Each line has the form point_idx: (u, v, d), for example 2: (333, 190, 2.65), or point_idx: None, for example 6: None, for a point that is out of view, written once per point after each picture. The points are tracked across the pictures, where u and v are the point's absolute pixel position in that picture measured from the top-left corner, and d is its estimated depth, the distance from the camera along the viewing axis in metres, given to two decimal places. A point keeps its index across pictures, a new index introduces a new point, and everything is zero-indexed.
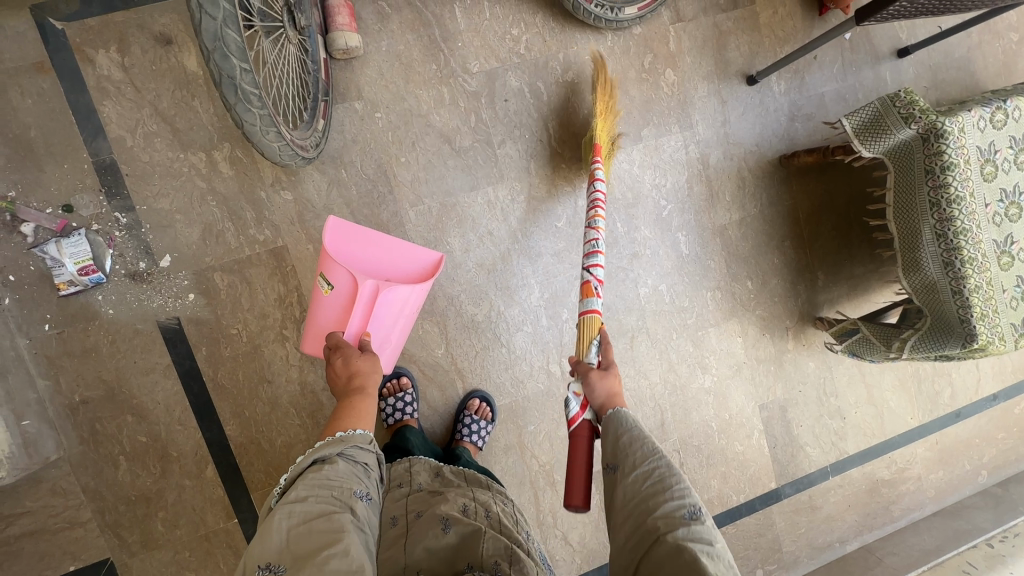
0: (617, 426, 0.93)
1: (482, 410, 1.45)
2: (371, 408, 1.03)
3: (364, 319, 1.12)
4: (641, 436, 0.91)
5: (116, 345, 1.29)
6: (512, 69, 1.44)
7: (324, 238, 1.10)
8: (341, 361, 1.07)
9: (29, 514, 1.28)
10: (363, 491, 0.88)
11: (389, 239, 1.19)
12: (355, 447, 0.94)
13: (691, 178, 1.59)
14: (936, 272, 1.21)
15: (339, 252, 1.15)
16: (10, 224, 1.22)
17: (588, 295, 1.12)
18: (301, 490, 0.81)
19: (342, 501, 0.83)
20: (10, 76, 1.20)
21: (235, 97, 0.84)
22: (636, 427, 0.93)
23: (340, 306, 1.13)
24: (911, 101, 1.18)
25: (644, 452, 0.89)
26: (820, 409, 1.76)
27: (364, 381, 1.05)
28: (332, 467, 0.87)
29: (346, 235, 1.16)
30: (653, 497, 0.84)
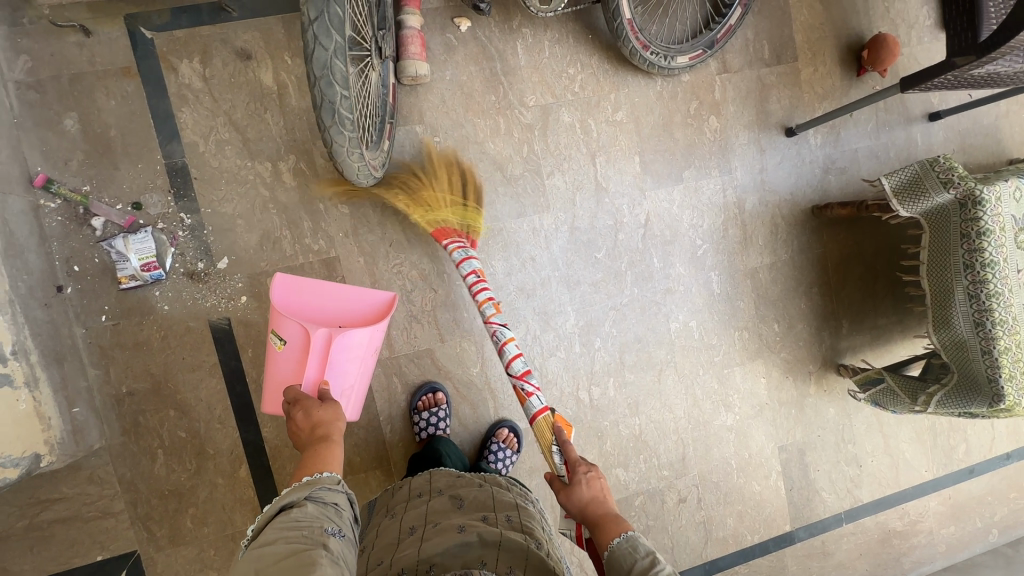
0: (618, 565, 0.89)
1: (509, 439, 1.48)
2: (338, 454, 1.07)
3: (321, 366, 1.16)
4: (643, 571, 0.86)
5: (167, 341, 1.32)
6: (566, 106, 1.51)
7: (272, 295, 1.14)
8: (302, 414, 1.10)
9: (64, 500, 1.30)
10: (335, 528, 0.90)
11: (335, 285, 1.22)
12: (324, 488, 0.97)
13: (726, 220, 1.64)
14: (966, 331, 1.26)
15: (290, 306, 1.19)
16: (81, 217, 1.26)
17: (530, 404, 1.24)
18: (269, 534, 0.84)
19: (313, 538, 0.85)
20: (97, 77, 1.26)
21: (331, 121, 0.90)
22: (629, 554, 0.90)
23: (295, 358, 1.17)
24: (950, 168, 1.24)
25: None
26: (837, 455, 1.79)
27: (327, 429, 1.10)
28: (299, 509, 0.90)
29: (293, 289, 1.19)
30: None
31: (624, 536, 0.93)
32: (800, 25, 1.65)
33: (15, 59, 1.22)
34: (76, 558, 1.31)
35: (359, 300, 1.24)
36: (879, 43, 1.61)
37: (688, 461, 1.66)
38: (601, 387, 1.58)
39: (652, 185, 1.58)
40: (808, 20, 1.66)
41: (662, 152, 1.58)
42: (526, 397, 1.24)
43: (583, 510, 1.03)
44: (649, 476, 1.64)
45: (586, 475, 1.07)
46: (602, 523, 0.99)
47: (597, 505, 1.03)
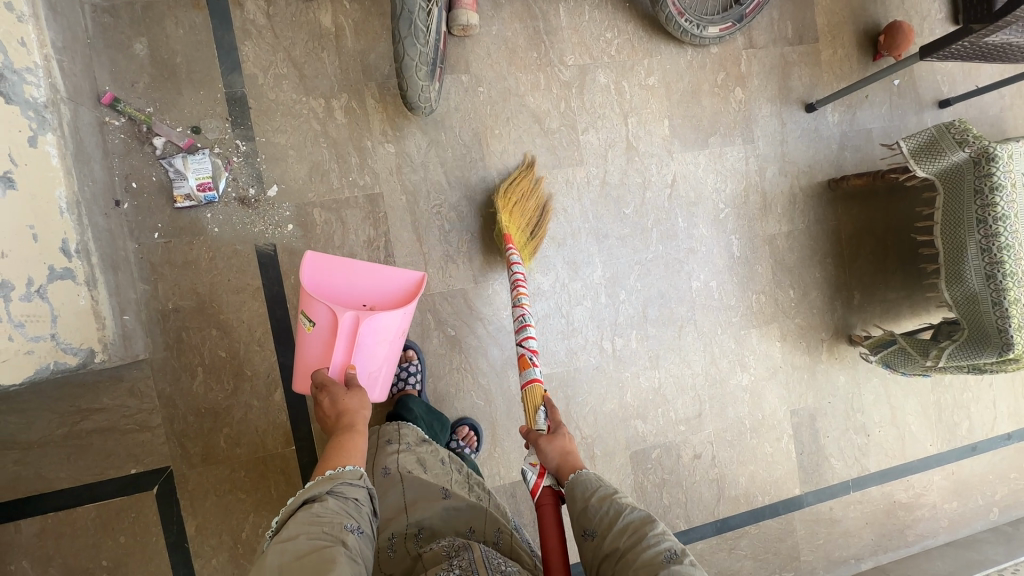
0: (582, 488, 1.00)
1: (469, 438, 1.49)
2: (361, 443, 1.08)
3: (349, 350, 1.18)
4: (608, 493, 0.99)
5: (215, 262, 1.37)
6: (602, 67, 1.60)
7: (301, 278, 1.16)
8: (329, 400, 1.13)
9: (104, 411, 1.32)
10: (355, 524, 0.89)
11: (364, 271, 1.24)
12: (347, 484, 0.95)
13: (748, 187, 1.72)
14: (977, 285, 1.33)
15: (320, 289, 1.22)
16: (142, 136, 1.32)
17: (525, 366, 1.25)
18: (292, 529, 0.83)
19: (333, 535, 0.84)
20: (168, 7, 1.33)
21: (406, 30, 1.04)
22: (598, 482, 1.01)
23: (324, 341, 1.19)
24: (965, 129, 1.33)
25: (615, 509, 0.97)
26: (846, 423, 1.84)
27: (352, 417, 1.11)
28: (322, 504, 0.89)
29: (323, 273, 1.22)
30: (633, 546, 0.90)
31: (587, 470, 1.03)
32: (821, 9, 1.76)
33: None
34: (110, 470, 1.33)
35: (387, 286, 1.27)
36: (894, 28, 1.72)
37: (703, 417, 1.71)
38: (624, 338, 1.64)
39: (680, 148, 1.66)
40: (829, 5, 1.76)
41: (690, 118, 1.67)
42: (529, 363, 1.24)
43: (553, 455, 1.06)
44: (665, 430, 1.68)
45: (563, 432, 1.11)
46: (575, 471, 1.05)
47: (571, 455, 1.07)
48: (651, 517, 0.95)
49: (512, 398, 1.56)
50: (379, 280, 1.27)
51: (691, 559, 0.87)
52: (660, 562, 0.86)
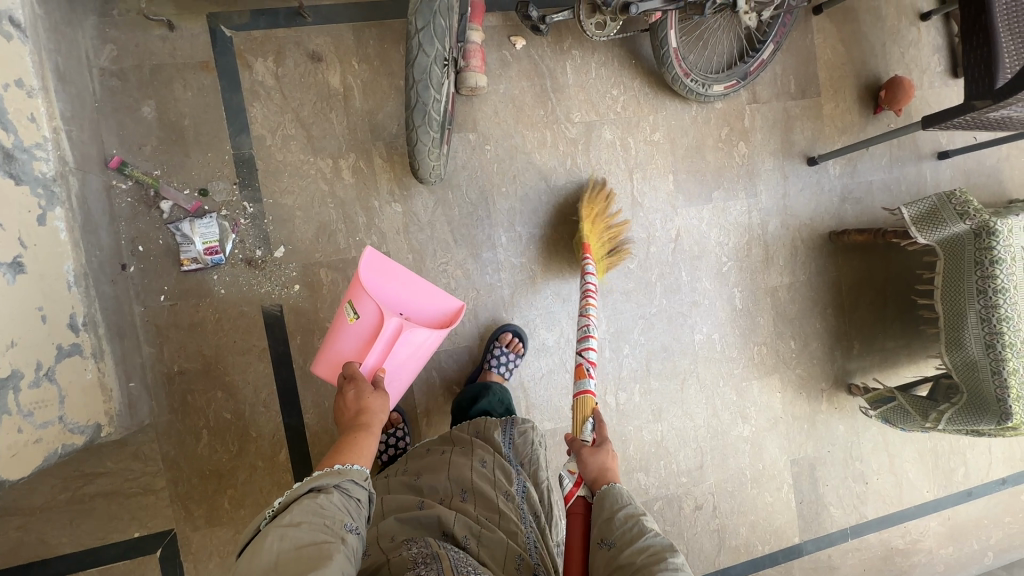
0: (611, 502, 0.98)
1: (514, 344, 1.50)
2: (372, 447, 1.03)
3: (382, 353, 1.19)
4: (635, 512, 0.96)
5: (221, 324, 1.37)
6: (608, 124, 1.61)
7: (358, 271, 1.17)
8: (354, 394, 1.11)
9: (107, 475, 1.32)
10: (354, 525, 0.85)
11: (414, 278, 1.26)
12: (352, 482, 0.92)
13: (750, 240, 1.74)
14: (977, 352, 1.35)
15: (369, 286, 1.22)
16: (149, 200, 1.32)
17: (582, 376, 1.26)
18: (297, 515, 0.80)
19: (334, 534, 0.80)
20: (176, 69, 1.33)
21: (420, 121, 0.98)
22: (630, 504, 0.98)
23: (362, 337, 1.20)
24: (966, 201, 1.35)
25: (638, 528, 0.94)
26: (845, 471, 1.86)
27: (370, 418, 1.09)
28: (327, 497, 0.86)
29: (375, 269, 1.23)
30: (649, 566, 0.87)
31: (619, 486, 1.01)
32: (823, 64, 1.78)
33: (101, 47, 1.29)
34: (113, 533, 1.33)
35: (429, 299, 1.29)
36: (895, 84, 1.74)
37: (705, 469, 1.72)
38: (627, 392, 1.65)
39: (684, 203, 1.68)
40: (831, 59, 1.79)
41: (693, 172, 1.68)
42: (584, 374, 1.25)
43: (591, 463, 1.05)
44: (667, 482, 1.69)
45: (606, 446, 1.09)
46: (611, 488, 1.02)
47: (607, 471, 1.04)
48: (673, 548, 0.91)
49: None
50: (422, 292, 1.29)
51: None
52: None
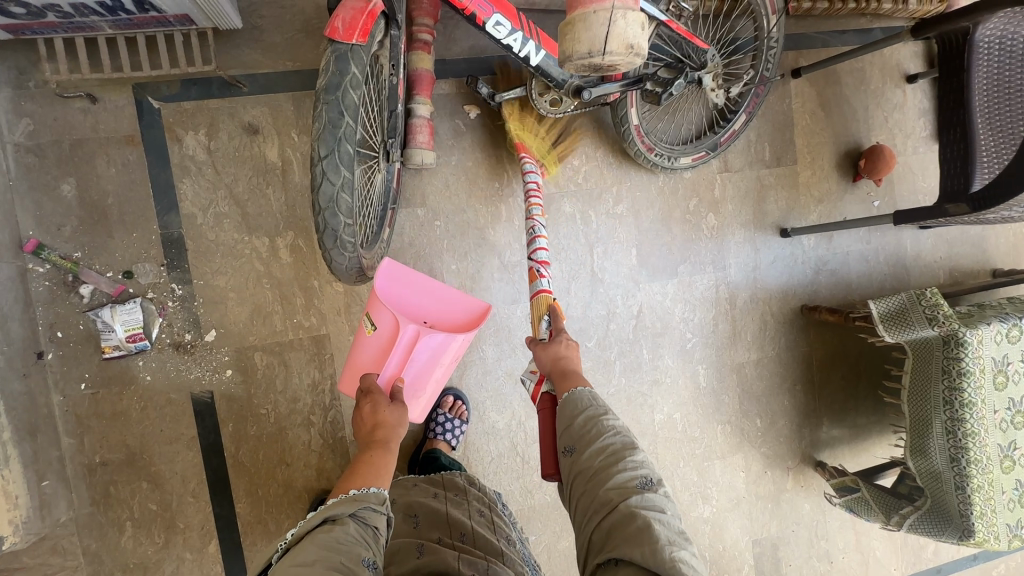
0: (572, 409, 0.96)
1: (456, 407, 1.45)
2: (389, 465, 1.01)
3: (401, 363, 1.14)
4: (595, 414, 0.95)
5: (147, 411, 1.30)
6: (567, 196, 1.53)
7: (374, 278, 1.13)
8: (369, 407, 1.06)
9: (24, 570, 1.26)
10: (372, 557, 0.81)
11: (436, 283, 1.23)
12: (370, 509, 0.89)
13: (717, 315, 1.66)
14: (941, 464, 1.28)
15: (388, 294, 1.19)
16: (69, 284, 1.24)
17: (535, 279, 1.21)
18: (310, 554, 0.76)
19: (349, 570, 0.76)
20: (99, 144, 1.25)
21: (332, 244, 0.89)
22: (591, 405, 0.96)
23: (381, 347, 1.16)
24: (936, 303, 1.27)
25: (597, 430, 0.93)
26: (810, 550, 1.80)
27: (387, 434, 1.05)
28: (343, 529, 0.82)
29: (395, 275, 1.20)
30: (608, 467, 0.88)
31: (579, 389, 0.98)
32: (800, 130, 1.69)
33: (16, 121, 1.21)
34: None
35: (452, 303, 1.23)
36: (875, 154, 1.65)
37: None
38: None
39: (647, 277, 1.60)
40: (809, 125, 1.70)
41: (658, 245, 1.60)
42: (537, 275, 1.20)
43: (557, 363, 1.05)
44: None
45: (571, 341, 1.09)
46: (566, 377, 1.02)
47: (575, 365, 1.04)
48: (631, 445, 0.92)
49: None
50: (444, 298, 1.23)
51: (663, 490, 0.88)
52: (635, 487, 0.86)
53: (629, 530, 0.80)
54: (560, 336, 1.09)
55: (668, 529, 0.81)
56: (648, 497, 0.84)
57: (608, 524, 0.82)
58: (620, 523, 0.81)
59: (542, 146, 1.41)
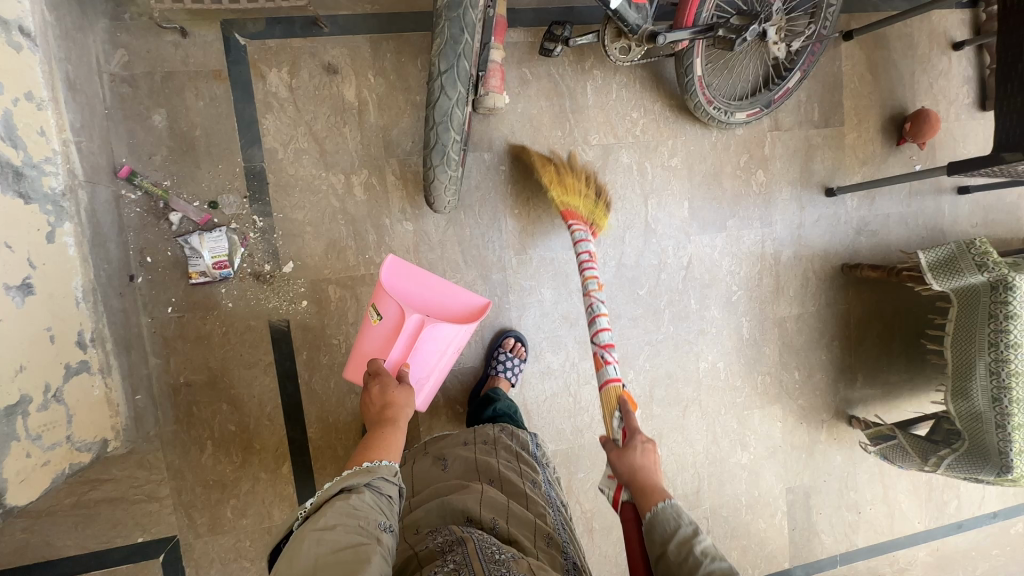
0: (661, 531, 0.88)
1: (517, 348, 1.50)
2: (399, 441, 1.01)
3: (406, 350, 1.18)
4: (687, 537, 0.86)
5: (228, 337, 1.37)
6: (625, 147, 1.58)
7: (381, 271, 1.19)
8: (378, 388, 1.08)
9: (112, 482, 1.34)
10: (388, 523, 0.83)
11: (438, 279, 1.28)
12: (381, 480, 0.90)
13: (762, 269, 1.72)
14: (983, 404, 1.36)
15: (393, 288, 1.24)
16: (159, 211, 1.30)
17: (603, 368, 1.21)
18: (330, 517, 0.78)
19: (369, 532, 0.78)
20: (189, 77, 1.30)
21: (439, 160, 0.99)
22: (681, 526, 0.88)
23: (386, 335, 1.20)
24: (985, 252, 1.34)
25: (691, 555, 0.84)
26: (840, 501, 1.87)
27: (396, 412, 1.06)
28: (359, 497, 0.84)
29: (400, 270, 1.24)
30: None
31: (665, 504, 0.91)
32: (849, 92, 1.74)
33: (113, 52, 1.26)
34: (117, 538, 1.35)
35: (453, 299, 1.28)
36: (921, 117, 1.69)
37: (701, 493, 1.74)
38: None
39: (698, 231, 1.66)
40: (857, 88, 1.74)
41: (709, 199, 1.66)
42: (604, 363, 1.21)
43: (638, 474, 0.98)
44: None
45: (651, 446, 1.03)
46: (646, 491, 0.95)
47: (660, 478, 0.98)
48: (728, 565, 0.83)
49: None
50: (446, 293, 1.28)
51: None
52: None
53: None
54: (639, 440, 1.03)
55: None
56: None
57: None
58: None
59: (590, 205, 1.40)
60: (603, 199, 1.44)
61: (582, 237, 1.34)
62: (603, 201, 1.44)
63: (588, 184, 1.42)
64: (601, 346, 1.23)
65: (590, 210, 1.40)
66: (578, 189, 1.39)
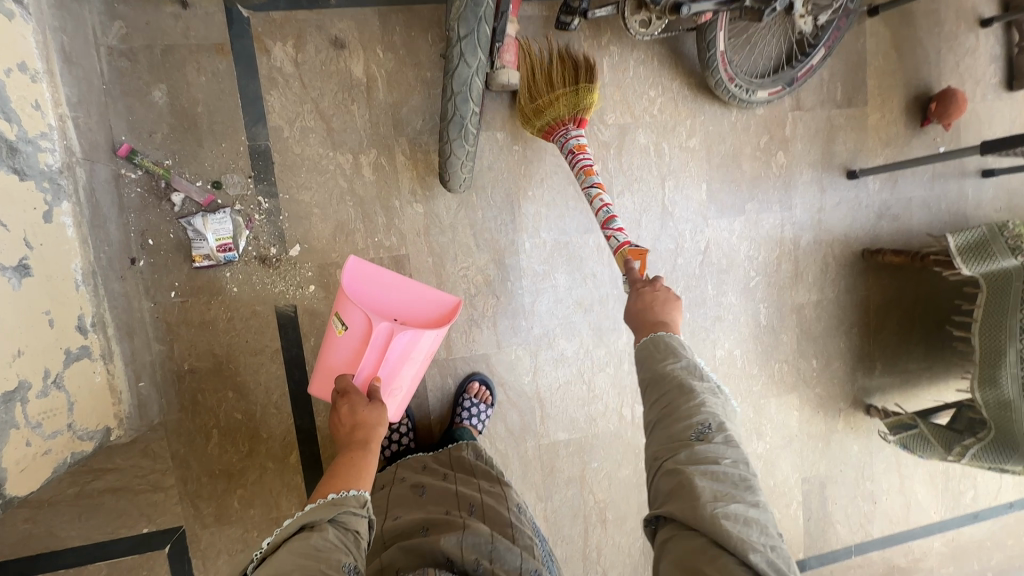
0: (643, 359, 0.95)
1: (481, 393, 1.46)
2: (372, 464, 1.01)
3: (376, 362, 1.13)
4: (657, 367, 0.92)
5: (233, 323, 1.32)
6: (642, 126, 1.53)
7: (340, 278, 1.12)
8: (347, 407, 1.07)
9: (116, 471, 1.30)
10: (352, 563, 0.79)
11: (405, 281, 1.20)
12: (348, 514, 0.88)
13: (781, 255, 1.67)
14: (1013, 392, 1.32)
15: (356, 294, 1.17)
16: (160, 192, 1.25)
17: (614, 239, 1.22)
18: (284, 561, 0.74)
19: (328, 574, 0.73)
20: (190, 51, 1.25)
21: (456, 134, 0.93)
22: (661, 352, 0.93)
23: (353, 347, 1.14)
24: (1018, 234, 1.30)
25: (657, 384, 0.90)
26: (856, 491, 1.84)
27: (367, 433, 1.05)
28: (320, 535, 0.81)
29: (364, 276, 1.18)
30: (667, 422, 0.86)
31: (650, 337, 0.96)
32: (873, 71, 1.68)
33: (109, 24, 1.20)
34: (122, 528, 1.32)
35: (423, 301, 1.21)
36: (948, 97, 1.63)
37: None
38: None
39: (715, 214, 1.61)
40: (881, 66, 1.68)
41: (728, 182, 1.61)
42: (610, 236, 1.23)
43: (633, 313, 1.03)
44: None
45: (647, 286, 1.05)
46: (641, 325, 1.00)
47: (652, 310, 1.01)
48: (692, 391, 0.87)
49: (528, 461, 1.55)
50: (415, 296, 1.21)
51: (725, 436, 0.83)
52: (689, 440, 0.83)
53: (675, 487, 0.80)
54: (637, 286, 1.07)
55: (720, 485, 0.79)
56: (705, 454, 0.81)
57: (663, 486, 0.82)
58: (670, 478, 0.81)
59: (569, 93, 1.27)
60: (584, 75, 1.29)
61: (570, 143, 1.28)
62: (586, 74, 1.30)
63: (559, 76, 1.29)
64: (602, 224, 1.25)
65: (570, 102, 1.28)
66: (548, 94, 1.28)
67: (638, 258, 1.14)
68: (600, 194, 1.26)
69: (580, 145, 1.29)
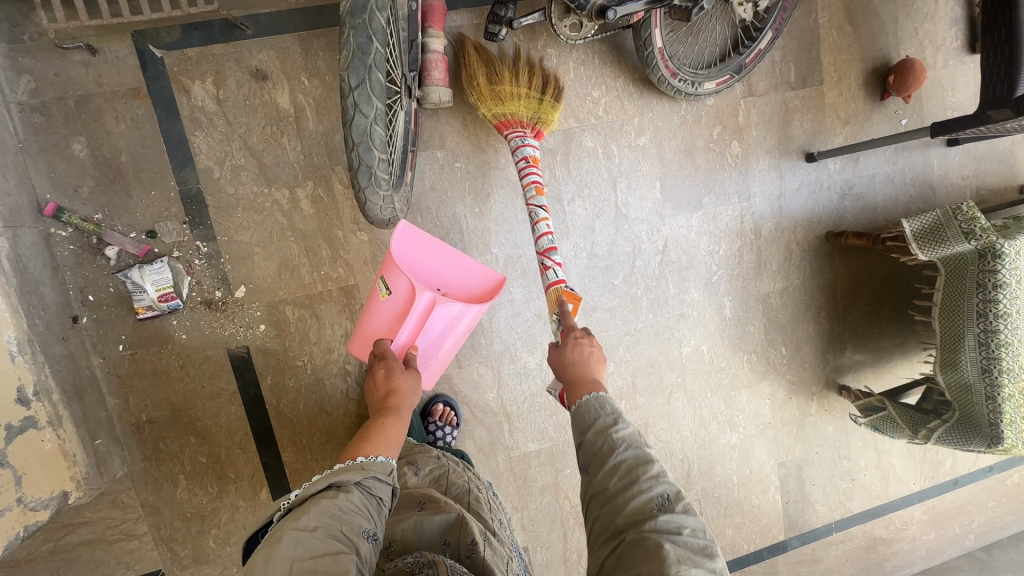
0: (586, 416, 0.89)
1: (447, 414, 1.46)
2: (400, 432, 0.97)
3: (414, 331, 1.12)
4: (604, 428, 0.87)
5: (186, 369, 1.32)
6: (589, 129, 1.49)
7: (392, 242, 1.09)
8: (383, 372, 1.04)
9: (88, 524, 1.32)
10: (372, 531, 0.77)
11: (452, 250, 1.20)
12: (374, 478, 0.85)
13: (742, 246, 1.65)
14: (973, 376, 1.31)
15: (403, 258, 1.14)
16: (94, 247, 1.23)
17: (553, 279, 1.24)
18: (310, 518, 0.72)
19: (347, 540, 0.73)
20: (106, 99, 1.21)
21: (366, 181, 0.90)
22: (604, 414, 0.88)
23: (395, 313, 1.13)
24: (972, 217, 1.26)
25: (608, 445, 0.85)
26: (833, 470, 1.86)
27: (399, 400, 1.02)
28: (346, 497, 0.78)
29: (413, 240, 1.16)
30: (623, 489, 0.80)
31: (594, 395, 0.91)
32: (827, 47, 1.61)
33: (16, 79, 1.16)
34: None
35: (467, 274, 1.21)
36: (905, 69, 1.58)
37: (691, 477, 1.72)
38: None
39: (672, 211, 1.57)
40: (836, 41, 1.62)
41: (682, 177, 1.57)
42: (546, 267, 1.23)
43: (569, 367, 0.99)
44: None
45: (583, 338, 1.02)
46: (576, 385, 0.96)
47: (586, 367, 0.98)
48: (645, 456, 0.83)
49: (500, 475, 1.56)
50: (459, 268, 1.21)
51: (683, 505, 0.79)
52: (651, 510, 0.78)
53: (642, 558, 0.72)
54: (573, 335, 1.04)
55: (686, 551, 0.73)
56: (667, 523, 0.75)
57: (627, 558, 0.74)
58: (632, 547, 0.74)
59: (532, 101, 1.26)
60: (550, 91, 1.30)
61: (522, 146, 1.26)
62: (552, 92, 1.31)
63: (527, 78, 1.27)
64: (540, 253, 1.25)
65: (530, 109, 1.26)
66: (512, 87, 1.24)
67: (573, 301, 1.18)
68: (546, 218, 1.26)
69: (529, 159, 1.27)
